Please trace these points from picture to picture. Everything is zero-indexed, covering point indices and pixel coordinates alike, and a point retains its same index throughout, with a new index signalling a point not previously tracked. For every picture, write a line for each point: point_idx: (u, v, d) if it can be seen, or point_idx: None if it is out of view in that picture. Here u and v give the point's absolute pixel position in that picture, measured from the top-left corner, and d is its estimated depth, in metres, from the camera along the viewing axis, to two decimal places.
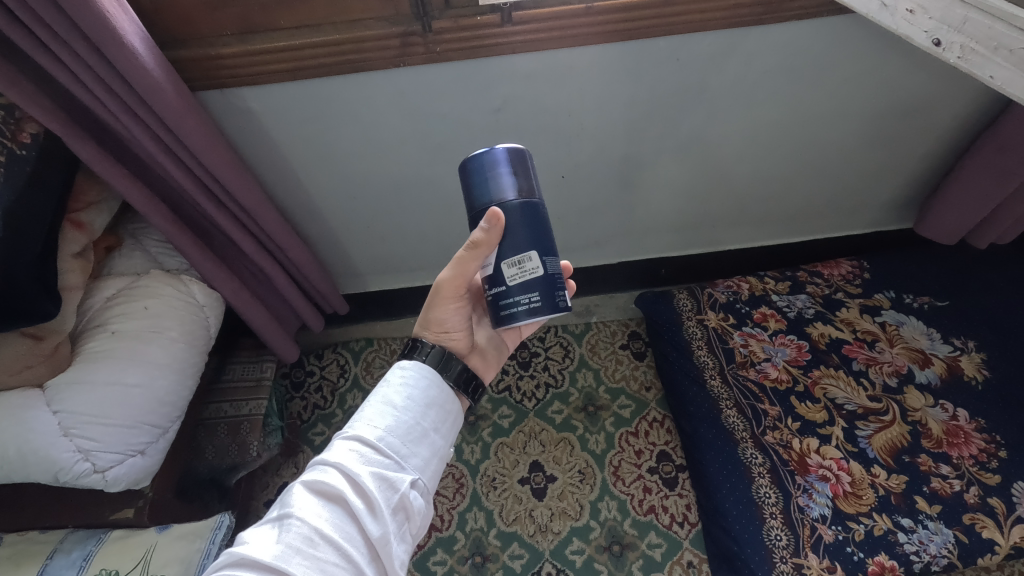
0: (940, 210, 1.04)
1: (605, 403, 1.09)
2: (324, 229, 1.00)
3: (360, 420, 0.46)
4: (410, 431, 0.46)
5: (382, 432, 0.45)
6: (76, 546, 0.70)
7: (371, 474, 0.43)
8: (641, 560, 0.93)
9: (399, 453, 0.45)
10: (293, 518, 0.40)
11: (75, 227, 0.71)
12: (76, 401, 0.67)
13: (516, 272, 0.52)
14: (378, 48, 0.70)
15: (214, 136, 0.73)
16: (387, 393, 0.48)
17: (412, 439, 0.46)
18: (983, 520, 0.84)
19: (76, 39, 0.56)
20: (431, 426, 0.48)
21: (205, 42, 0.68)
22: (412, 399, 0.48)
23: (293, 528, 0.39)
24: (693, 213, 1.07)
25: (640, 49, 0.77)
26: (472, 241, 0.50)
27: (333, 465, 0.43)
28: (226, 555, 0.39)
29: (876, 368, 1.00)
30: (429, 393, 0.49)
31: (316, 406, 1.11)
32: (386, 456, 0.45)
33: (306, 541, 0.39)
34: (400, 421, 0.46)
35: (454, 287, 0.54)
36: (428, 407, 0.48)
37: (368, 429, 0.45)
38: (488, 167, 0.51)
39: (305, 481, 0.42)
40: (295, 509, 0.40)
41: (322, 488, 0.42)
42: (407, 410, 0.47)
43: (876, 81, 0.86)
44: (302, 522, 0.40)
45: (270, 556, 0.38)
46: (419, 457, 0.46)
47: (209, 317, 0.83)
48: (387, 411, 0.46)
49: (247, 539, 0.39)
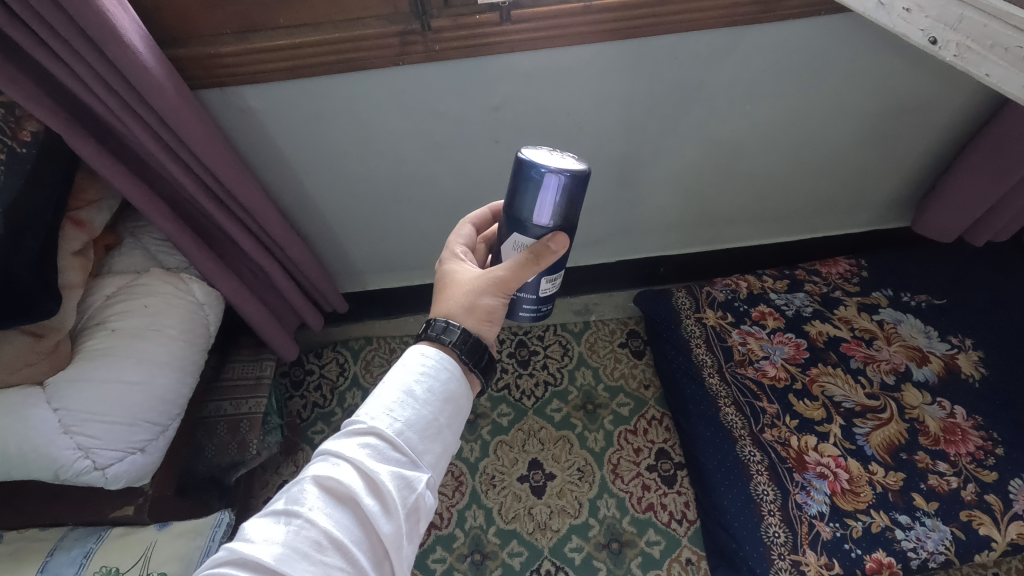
0: (937, 209, 1.04)
1: (604, 402, 1.10)
2: (324, 227, 1.01)
3: (379, 411, 0.45)
4: (428, 427, 0.46)
5: (401, 427, 0.45)
6: (76, 543, 0.71)
7: (388, 473, 0.43)
8: (641, 558, 0.93)
9: (415, 449, 0.45)
10: (301, 519, 0.39)
11: (75, 225, 0.71)
12: (76, 399, 0.67)
13: (548, 284, 0.58)
14: (376, 46, 0.70)
15: (214, 135, 0.73)
16: (407, 382, 0.47)
17: (429, 435, 0.46)
18: (980, 516, 0.85)
19: (76, 37, 0.56)
20: (447, 421, 0.48)
21: (204, 41, 0.69)
22: (432, 392, 0.47)
23: (302, 529, 0.39)
24: (691, 212, 1.08)
25: (638, 48, 0.77)
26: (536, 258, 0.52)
27: (348, 460, 0.43)
28: (225, 550, 0.39)
29: (874, 366, 1.00)
30: (449, 387, 0.48)
31: (315, 405, 1.11)
32: (402, 453, 0.44)
33: (314, 545, 0.39)
34: (419, 416, 0.46)
35: (505, 285, 0.54)
36: (447, 402, 0.48)
37: (386, 423, 0.45)
38: (547, 183, 0.49)
39: (317, 478, 0.42)
40: (305, 510, 0.40)
41: (334, 486, 0.42)
42: (426, 404, 0.46)
43: (873, 80, 0.86)
44: (311, 526, 0.39)
45: (273, 558, 0.37)
46: (432, 454, 0.46)
47: (209, 315, 0.84)
48: (407, 404, 0.46)
49: (250, 538, 0.39)
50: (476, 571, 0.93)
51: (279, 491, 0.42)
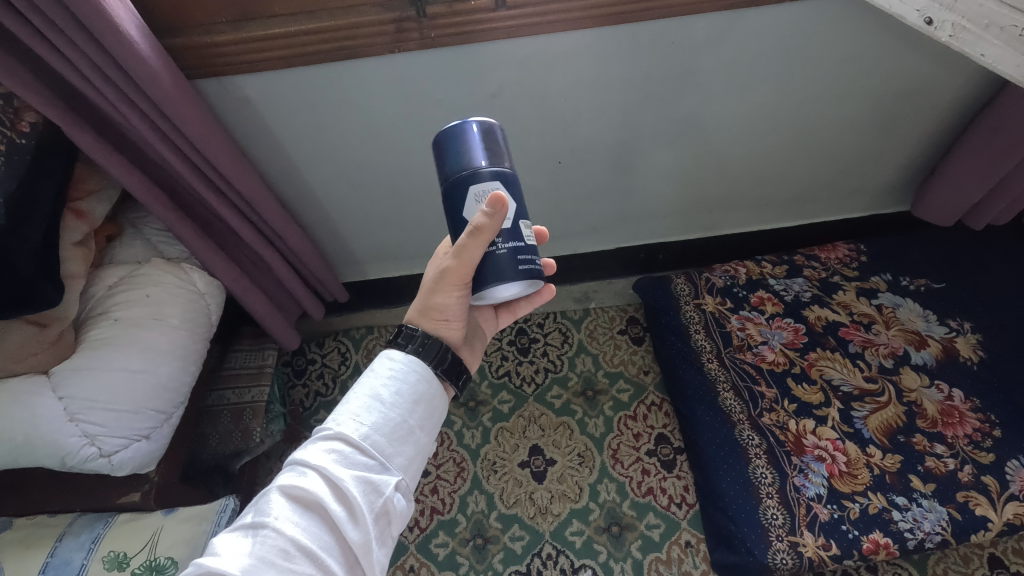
0: (937, 192, 1.04)
1: (604, 388, 1.10)
2: (323, 217, 1.01)
3: (345, 416, 0.46)
4: (396, 430, 0.47)
5: (367, 430, 0.46)
6: (84, 529, 0.71)
7: (354, 478, 0.44)
8: (640, 541, 0.94)
9: (384, 453, 0.46)
10: (268, 529, 0.40)
11: (75, 215, 0.71)
12: (80, 386, 0.68)
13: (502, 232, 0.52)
14: (372, 34, 0.70)
15: (212, 125, 0.73)
16: (374, 387, 0.48)
17: (399, 438, 0.47)
18: (977, 497, 0.85)
19: (72, 28, 0.57)
20: (417, 423, 0.48)
21: (200, 30, 0.69)
22: (400, 395, 0.48)
23: (268, 539, 0.39)
24: (690, 198, 1.08)
25: (634, 33, 0.77)
26: (474, 226, 0.49)
27: (315, 468, 0.43)
28: (193, 565, 0.39)
29: (872, 350, 1.01)
30: (418, 389, 0.49)
31: (317, 393, 1.13)
32: (369, 457, 0.45)
33: (281, 554, 0.39)
34: (387, 419, 0.47)
35: (459, 276, 0.52)
36: (416, 404, 0.49)
37: (351, 427, 0.46)
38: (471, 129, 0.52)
39: (284, 487, 0.42)
40: (272, 520, 0.40)
41: (300, 495, 0.42)
42: (394, 407, 0.47)
43: (872, 62, 0.86)
44: (277, 535, 0.40)
45: (239, 570, 0.38)
46: (403, 456, 0.47)
47: (210, 303, 0.84)
48: (373, 408, 0.47)
49: (217, 551, 0.39)
50: (478, 556, 0.95)
51: (249, 504, 0.43)
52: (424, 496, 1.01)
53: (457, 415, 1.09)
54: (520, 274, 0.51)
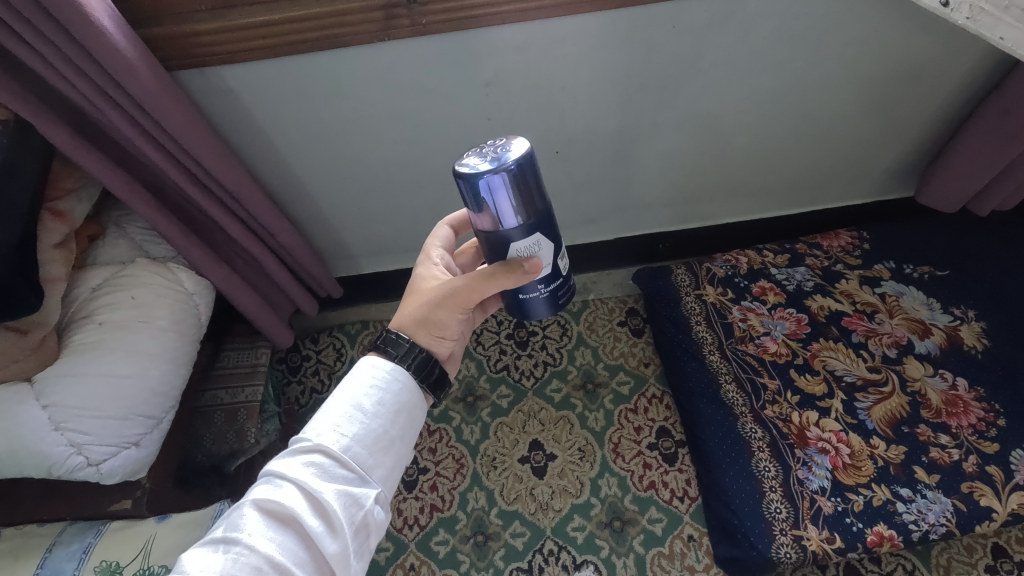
0: (939, 178, 1.02)
1: (604, 380, 1.09)
2: (314, 211, 0.98)
3: (326, 427, 0.44)
4: (379, 441, 0.45)
5: (347, 441, 0.44)
6: (75, 538, 0.69)
7: (334, 491, 0.42)
8: (643, 535, 0.93)
9: (365, 465, 0.44)
10: (241, 546, 0.38)
11: (55, 216, 0.69)
12: (63, 394, 0.66)
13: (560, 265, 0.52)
14: (360, 21, 0.67)
15: (195, 118, 0.70)
16: (356, 396, 0.46)
17: (380, 448, 0.45)
18: (982, 487, 0.84)
19: (40, 19, 0.54)
20: (399, 433, 0.47)
21: (179, 19, 0.65)
22: (383, 404, 0.46)
23: (242, 557, 0.38)
24: (691, 186, 1.05)
25: (631, 18, 0.74)
26: (506, 267, 0.48)
27: (292, 480, 0.42)
28: None
29: (876, 340, 0.99)
30: (401, 398, 0.47)
31: (313, 391, 1.10)
32: (349, 470, 0.43)
33: (253, 572, 0.37)
34: (369, 430, 0.45)
35: (466, 298, 0.52)
36: (399, 413, 0.47)
37: (330, 438, 0.44)
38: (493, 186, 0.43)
39: (259, 502, 0.41)
40: (244, 536, 0.39)
41: (276, 509, 0.41)
42: (376, 417, 0.46)
43: (877, 44, 0.83)
44: (251, 552, 0.38)
45: None
46: (384, 468, 0.45)
47: (199, 304, 0.82)
48: (355, 418, 0.45)
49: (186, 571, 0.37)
50: (479, 553, 0.94)
51: (220, 518, 0.41)
52: (424, 493, 1.00)
53: (455, 410, 1.08)
54: (561, 307, 0.56)
